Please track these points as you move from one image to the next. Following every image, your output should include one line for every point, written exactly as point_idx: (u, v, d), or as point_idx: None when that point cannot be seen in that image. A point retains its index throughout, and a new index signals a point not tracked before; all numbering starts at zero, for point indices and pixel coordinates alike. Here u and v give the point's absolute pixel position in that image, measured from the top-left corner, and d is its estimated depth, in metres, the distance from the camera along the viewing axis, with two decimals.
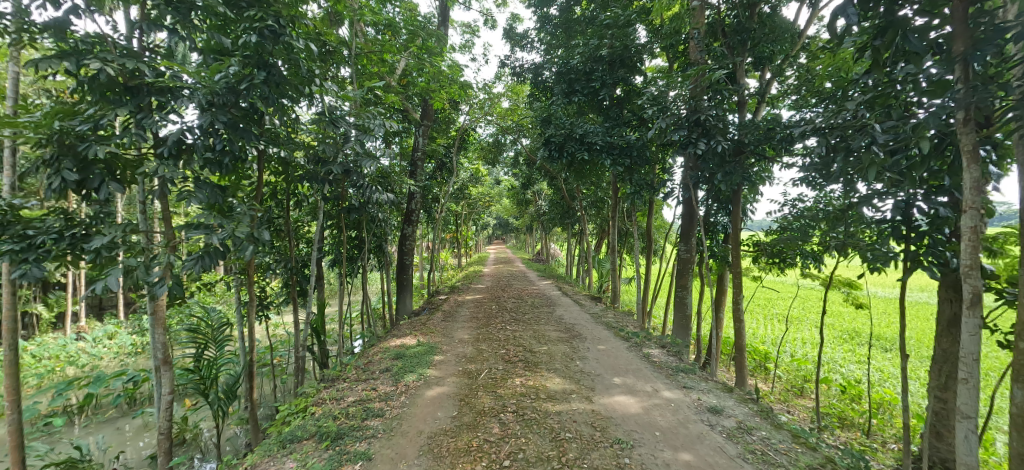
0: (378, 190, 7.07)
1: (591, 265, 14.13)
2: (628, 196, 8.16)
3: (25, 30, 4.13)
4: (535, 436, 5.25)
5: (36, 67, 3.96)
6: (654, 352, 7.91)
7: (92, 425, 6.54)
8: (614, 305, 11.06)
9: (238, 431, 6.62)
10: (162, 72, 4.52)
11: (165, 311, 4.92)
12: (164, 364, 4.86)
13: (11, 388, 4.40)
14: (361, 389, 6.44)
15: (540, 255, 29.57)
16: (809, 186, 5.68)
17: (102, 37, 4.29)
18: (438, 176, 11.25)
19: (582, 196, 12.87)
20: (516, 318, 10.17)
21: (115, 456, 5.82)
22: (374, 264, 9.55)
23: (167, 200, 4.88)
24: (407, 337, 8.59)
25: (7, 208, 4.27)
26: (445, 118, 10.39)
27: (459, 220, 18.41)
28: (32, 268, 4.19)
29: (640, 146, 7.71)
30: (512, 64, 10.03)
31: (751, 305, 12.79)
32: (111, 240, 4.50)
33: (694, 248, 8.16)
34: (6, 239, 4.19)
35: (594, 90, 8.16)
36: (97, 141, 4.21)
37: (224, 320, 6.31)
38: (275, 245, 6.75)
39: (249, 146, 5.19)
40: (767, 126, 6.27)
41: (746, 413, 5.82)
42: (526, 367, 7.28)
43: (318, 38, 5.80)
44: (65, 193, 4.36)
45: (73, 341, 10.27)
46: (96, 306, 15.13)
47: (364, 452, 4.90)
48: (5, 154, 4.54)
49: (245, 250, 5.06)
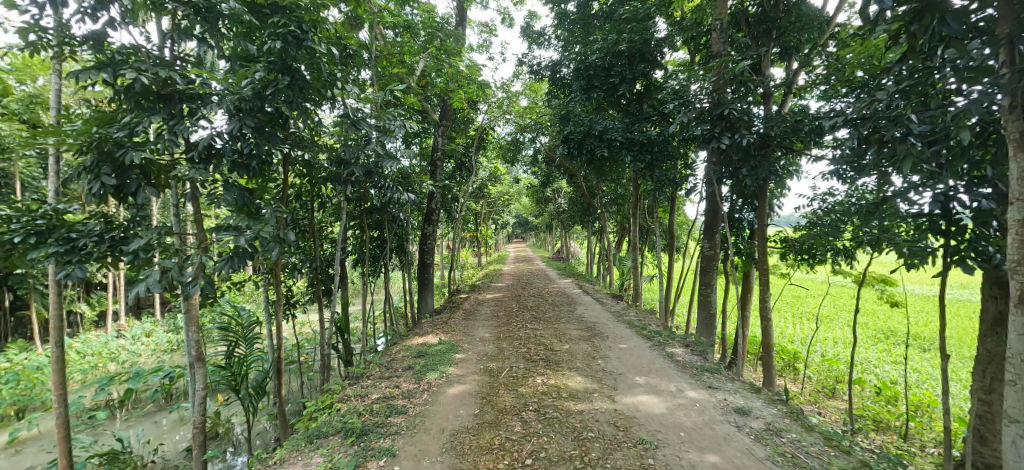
0: (399, 190, 7.15)
1: (612, 263, 13.98)
2: (650, 192, 8.03)
3: (66, 43, 4.34)
4: (558, 435, 5.23)
5: (76, 78, 4.16)
6: (678, 351, 7.77)
7: (132, 418, 6.86)
8: (636, 304, 10.92)
9: (267, 426, 6.83)
10: (193, 79, 4.69)
11: (198, 310, 5.11)
12: (197, 361, 5.06)
13: (58, 384, 4.65)
14: (384, 386, 6.55)
15: (560, 254, 29.43)
16: (840, 180, 5.49)
17: (136, 48, 4.48)
18: (458, 176, 11.31)
19: (602, 193, 12.74)
20: (537, 316, 10.16)
21: (154, 448, 6.09)
22: (396, 263, 9.69)
23: (199, 203, 5.07)
24: (429, 336, 8.68)
25: (53, 212, 4.50)
26: (464, 117, 10.45)
27: (478, 219, 18.48)
28: (76, 268, 4.44)
29: (661, 141, 7.58)
30: (530, 62, 10.00)
31: (779, 304, 12.42)
32: (147, 242, 4.71)
33: (719, 245, 7.97)
34: (51, 242, 4.44)
35: (613, 85, 8.07)
36: (133, 148, 4.41)
37: (254, 319, 6.47)
38: (301, 246, 6.94)
39: (275, 149, 5.35)
40: (794, 118, 6.08)
41: (774, 414, 5.66)
42: (547, 365, 7.26)
43: (339, 42, 5.91)
44: (105, 197, 4.58)
45: (114, 338, 10.78)
46: (133, 305, 15.82)
47: (388, 448, 4.99)
48: (50, 161, 4.79)
49: (272, 250, 5.22)
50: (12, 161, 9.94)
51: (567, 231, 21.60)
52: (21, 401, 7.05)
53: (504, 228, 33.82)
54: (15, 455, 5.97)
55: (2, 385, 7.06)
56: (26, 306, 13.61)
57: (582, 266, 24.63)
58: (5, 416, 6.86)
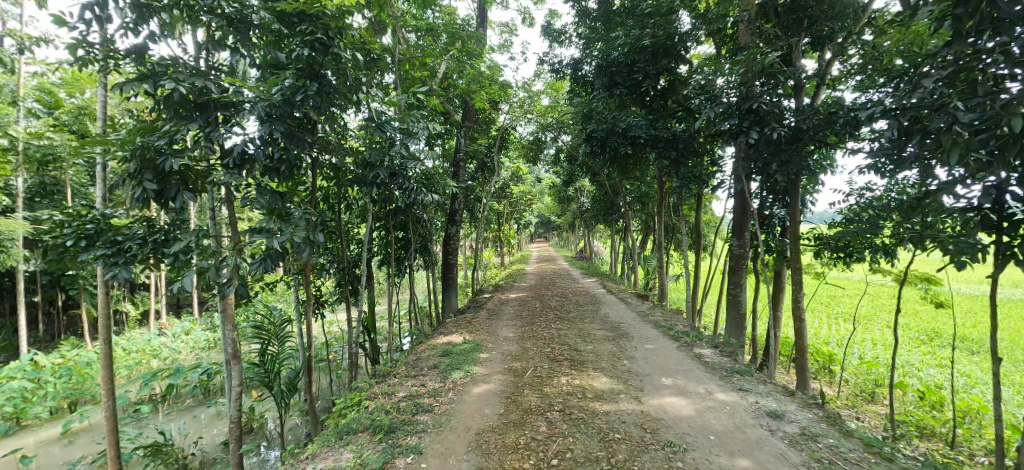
0: (423, 191, 7.24)
1: (637, 262, 13.76)
2: (676, 190, 7.85)
3: (111, 57, 4.58)
4: (583, 436, 5.19)
5: (120, 90, 4.40)
6: (706, 352, 7.58)
7: (173, 412, 7.21)
8: (661, 304, 10.71)
9: (298, 422, 7.05)
10: (227, 88, 4.89)
11: (233, 309, 5.33)
12: (233, 358, 5.27)
13: (107, 379, 4.94)
14: (410, 384, 6.65)
15: (582, 252, 29.12)
16: (878, 174, 5.22)
17: (175, 59, 4.70)
18: (480, 177, 11.37)
19: (625, 191, 12.55)
20: (561, 316, 10.09)
21: (194, 441, 6.39)
22: (421, 263, 9.82)
23: (234, 207, 5.28)
24: (454, 335, 8.78)
25: (101, 217, 4.78)
26: (485, 118, 10.51)
27: (501, 219, 18.52)
28: (122, 270, 4.70)
29: (686, 138, 7.43)
30: (551, 61, 9.94)
31: (813, 304, 11.94)
32: (186, 244, 4.95)
33: (749, 243, 7.73)
34: (100, 245, 4.71)
35: (636, 82, 7.93)
36: (172, 155, 4.63)
37: (286, 318, 6.69)
38: (329, 247, 7.13)
39: (304, 153, 5.51)
40: (828, 110, 5.85)
41: (810, 418, 5.45)
42: (572, 365, 7.21)
43: (363, 47, 6.04)
44: (148, 202, 4.83)
45: (156, 336, 11.35)
46: (173, 304, 16.62)
47: (415, 445, 5.07)
48: (97, 169, 5.08)
49: (303, 252, 5.40)
50: (65, 170, 10.59)
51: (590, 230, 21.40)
52: (73, 395, 7.52)
53: (526, 228, 33.78)
54: (68, 445, 6.38)
55: (56, 379, 7.52)
56: (76, 305, 14.47)
57: (606, 266, 24.32)
58: (60, 408, 7.32)
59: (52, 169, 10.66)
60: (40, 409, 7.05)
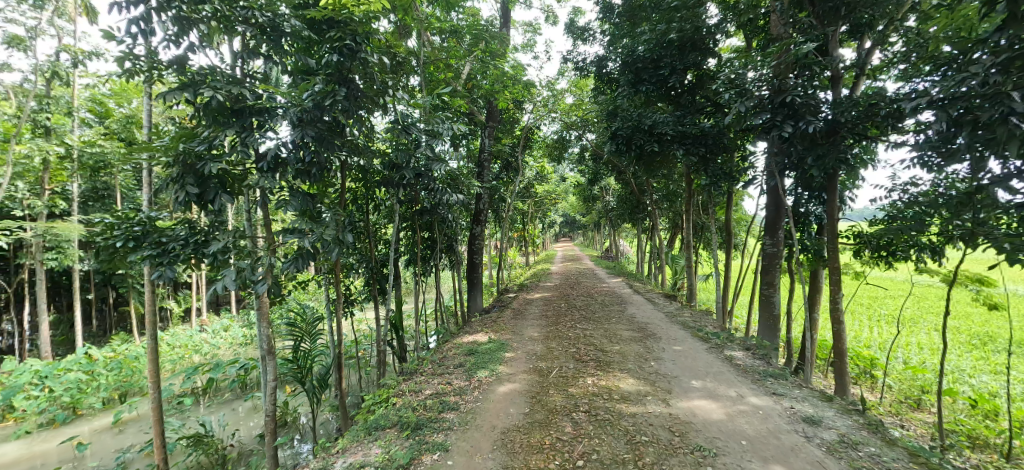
0: (448, 191, 7.31)
1: (665, 262, 13.46)
2: (705, 187, 7.64)
3: (155, 67, 4.85)
4: (610, 438, 5.13)
5: (163, 99, 4.64)
6: (738, 354, 7.35)
7: (213, 405, 7.57)
8: (691, 304, 10.45)
9: (329, 417, 7.27)
10: (260, 95, 5.10)
11: (268, 307, 5.56)
12: (268, 354, 5.50)
13: (153, 372, 5.24)
14: (437, 382, 6.74)
15: (608, 252, 28.71)
16: (924, 169, 4.82)
17: (212, 68, 4.92)
18: (505, 176, 11.39)
19: (652, 189, 12.31)
20: (586, 316, 10.00)
21: (232, 433, 6.69)
22: (446, 263, 9.93)
23: (268, 208, 5.50)
24: (479, 334, 8.83)
25: (147, 220, 5.08)
26: (510, 118, 10.53)
27: (526, 218, 18.51)
28: (167, 270, 5.03)
29: (716, 134, 7.23)
30: (575, 59, 9.84)
31: (854, 305, 11.37)
32: (224, 245, 5.18)
33: (784, 241, 7.43)
34: (146, 245, 5.02)
35: (663, 77, 7.76)
36: (212, 160, 4.87)
37: (317, 316, 6.89)
38: (358, 247, 7.31)
39: (333, 156, 5.68)
40: (868, 102, 5.54)
41: (850, 425, 5.20)
42: (598, 366, 7.13)
43: (389, 51, 6.15)
44: (189, 205, 5.08)
45: (198, 332, 11.94)
46: (213, 302, 17.44)
47: (441, 442, 5.14)
48: (143, 174, 5.39)
49: (332, 252, 5.58)
50: (115, 175, 11.27)
51: (616, 229, 21.08)
52: (124, 386, 8.01)
53: (551, 227, 33.67)
54: (119, 434, 6.80)
55: (107, 372, 8.04)
56: (126, 302, 15.38)
57: (632, 266, 23.96)
58: (112, 399, 7.82)
59: (103, 175, 11.36)
60: (94, 399, 7.54)
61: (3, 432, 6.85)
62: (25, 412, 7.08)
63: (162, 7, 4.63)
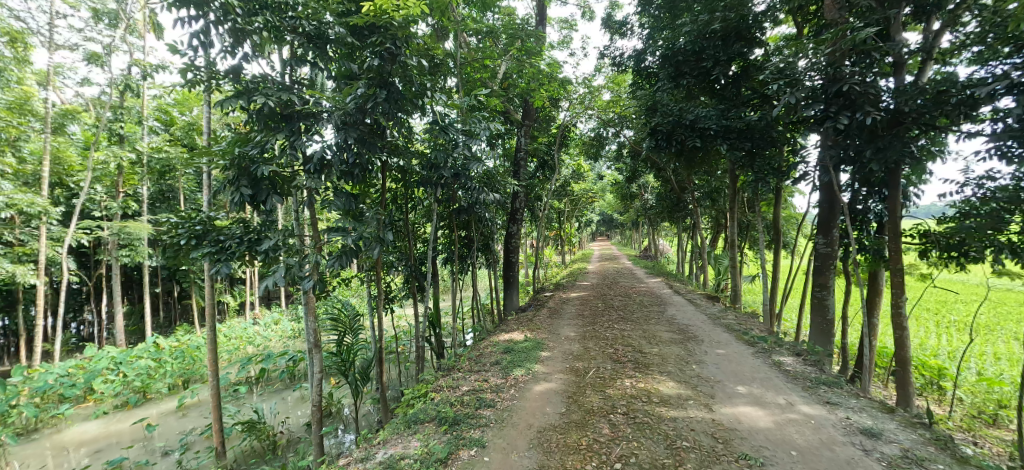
0: (484, 191, 7.37)
1: (708, 262, 12.95)
2: (751, 184, 7.27)
3: (213, 77, 5.21)
4: (649, 441, 5.01)
5: (221, 107, 4.98)
6: (787, 359, 6.96)
7: (265, 394, 8.04)
8: (735, 306, 9.99)
9: (371, 409, 7.54)
10: (307, 100, 5.38)
11: (315, 302, 5.84)
12: (315, 347, 5.78)
13: (212, 361, 5.63)
14: (474, 379, 6.83)
15: (647, 251, 28.01)
16: (1001, 160, 4.39)
17: (264, 77, 5.24)
18: (541, 175, 11.34)
19: (694, 186, 11.88)
20: (625, 316, 9.81)
21: (282, 421, 7.08)
22: (483, 262, 10.02)
23: (314, 208, 5.78)
24: (515, 333, 8.88)
25: (207, 219, 5.48)
26: (546, 116, 10.49)
27: (562, 217, 18.37)
28: (223, 266, 5.38)
29: (763, 127, 6.87)
30: (612, 54, 9.64)
31: (920, 310, 10.49)
32: (275, 243, 5.48)
33: (839, 241, 6.95)
34: (206, 243, 5.40)
35: (705, 70, 7.48)
36: (264, 163, 5.16)
37: (358, 312, 7.13)
38: (397, 245, 7.53)
39: (374, 157, 5.87)
40: (936, 89, 5.07)
41: (914, 439, 4.81)
42: (637, 368, 6.98)
43: (427, 53, 6.26)
44: (245, 206, 5.41)
45: (252, 325, 12.72)
46: (264, 297, 18.52)
47: (478, 439, 5.20)
48: (204, 178, 5.81)
49: (373, 250, 5.78)
50: (178, 179, 12.17)
51: (656, 227, 20.53)
52: (186, 374, 8.67)
53: (589, 226, 33.26)
54: (183, 417, 7.37)
55: (173, 360, 8.76)
56: (188, 296, 16.60)
57: (672, 266, 23.28)
58: (176, 385, 8.48)
59: (169, 178, 12.30)
60: (161, 384, 8.23)
61: (85, 411, 7.60)
62: (103, 394, 7.81)
63: (220, 20, 4.97)
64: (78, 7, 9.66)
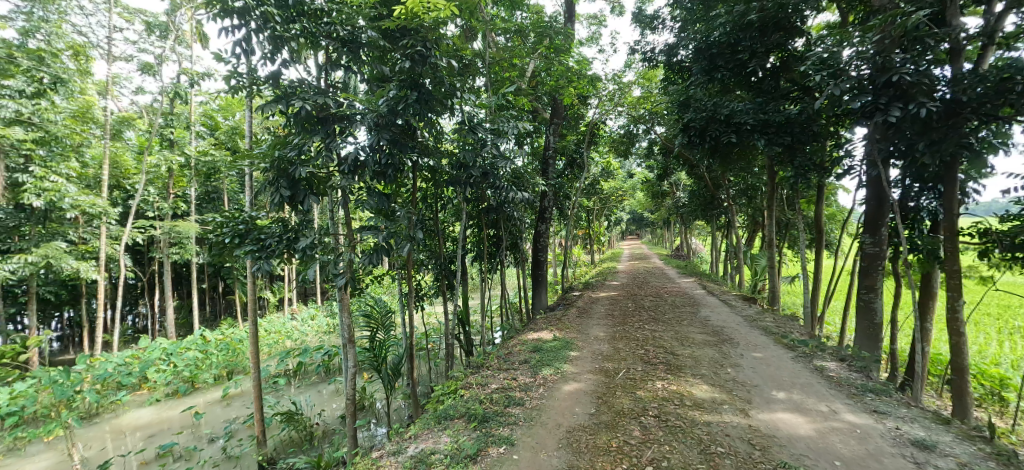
0: (513, 189, 7.38)
1: (744, 262, 12.49)
2: (791, 181, 6.94)
3: (254, 83, 5.46)
4: (682, 445, 4.89)
5: (262, 111, 5.21)
6: (830, 365, 6.62)
7: (303, 387, 8.37)
8: (774, 308, 9.59)
9: (402, 404, 7.70)
10: (342, 103, 5.58)
11: (349, 299, 6.02)
12: (349, 342, 5.97)
13: (253, 354, 5.91)
14: (503, 377, 6.86)
15: (679, 251, 27.31)
16: None
17: (301, 82, 5.46)
18: (569, 173, 11.25)
19: (730, 183, 11.46)
20: (656, 317, 9.59)
21: (319, 413, 7.34)
22: (511, 260, 10.03)
23: (348, 208, 5.96)
24: (544, 332, 8.86)
25: (249, 219, 5.75)
26: (574, 114, 10.38)
27: (591, 216, 18.16)
28: (263, 263, 5.63)
29: (805, 121, 6.56)
30: (643, 49, 9.42)
31: (981, 314, 9.76)
32: (311, 241, 5.68)
33: (887, 240, 6.55)
34: (248, 241, 5.66)
35: (742, 63, 7.20)
36: (302, 164, 5.34)
37: (390, 309, 7.30)
38: (428, 244, 7.65)
39: (406, 158, 5.99)
40: (1000, 76, 4.69)
41: (972, 453, 4.48)
42: (669, 370, 6.81)
43: (456, 54, 6.33)
44: (283, 206, 5.62)
45: (290, 320, 13.25)
46: (302, 293, 19.30)
47: (507, 437, 5.23)
48: (245, 179, 6.10)
49: (404, 248, 5.90)
50: (223, 181, 12.83)
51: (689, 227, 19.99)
52: (230, 366, 9.16)
53: (619, 225, 32.77)
54: (227, 406, 7.78)
55: (217, 352, 9.21)
56: (232, 292, 17.48)
57: (705, 266, 22.64)
58: (221, 376, 8.96)
59: (214, 180, 12.97)
60: (207, 376, 8.77)
61: (140, 398, 8.19)
62: (156, 383, 8.33)
63: (260, 29, 5.19)
64: (133, 21, 10.33)
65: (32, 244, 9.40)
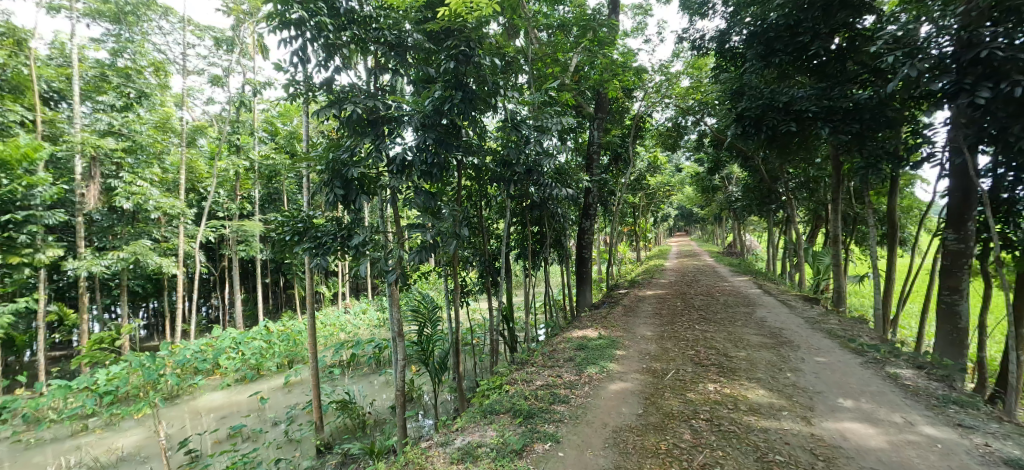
0: (557, 186, 7.33)
1: (806, 260, 11.67)
2: (860, 172, 6.36)
3: (310, 90, 5.78)
4: (736, 452, 4.66)
5: (318, 116, 5.50)
6: (905, 372, 6.04)
7: (356, 377, 8.80)
8: (839, 309, 8.90)
9: (449, 397, 7.89)
10: (390, 106, 5.78)
11: (398, 294, 6.24)
12: (398, 336, 6.19)
13: (310, 345, 6.27)
14: (548, 374, 6.84)
15: (732, 247, 26.03)
16: None
17: (352, 88, 5.72)
18: (614, 168, 11.02)
19: (790, 175, 10.73)
20: (707, 317, 9.18)
21: (371, 402, 7.69)
22: (555, 258, 9.97)
23: (396, 207, 6.16)
24: (589, 329, 8.74)
25: (307, 218, 6.11)
26: (619, 108, 10.13)
27: (637, 212, 17.67)
28: (321, 259, 5.95)
29: (877, 106, 6.00)
30: (691, 37, 9.01)
31: None
32: (364, 239, 5.94)
33: (976, 236, 5.85)
34: (306, 238, 6.02)
35: (803, 46, 6.71)
36: (354, 165, 5.59)
37: (437, 304, 7.47)
38: (473, 241, 7.76)
39: (451, 156, 6.08)
40: None
41: None
42: (721, 372, 6.50)
43: (500, 52, 6.40)
44: (338, 205, 5.90)
45: (344, 314, 13.97)
46: (355, 289, 20.32)
47: (553, 434, 5.22)
48: (302, 181, 6.48)
49: (450, 245, 6.03)
50: (284, 183, 13.70)
51: (744, 223, 18.96)
52: (291, 354, 9.80)
53: (667, 221, 31.71)
54: (288, 393, 8.35)
55: (280, 342, 9.89)
56: (292, 286, 18.66)
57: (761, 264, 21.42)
58: (284, 364, 9.60)
59: (275, 182, 13.87)
60: (271, 363, 9.42)
61: (213, 382, 8.95)
62: (227, 369, 9.08)
63: (315, 38, 5.44)
64: (204, 37, 11.26)
65: (123, 242, 10.50)
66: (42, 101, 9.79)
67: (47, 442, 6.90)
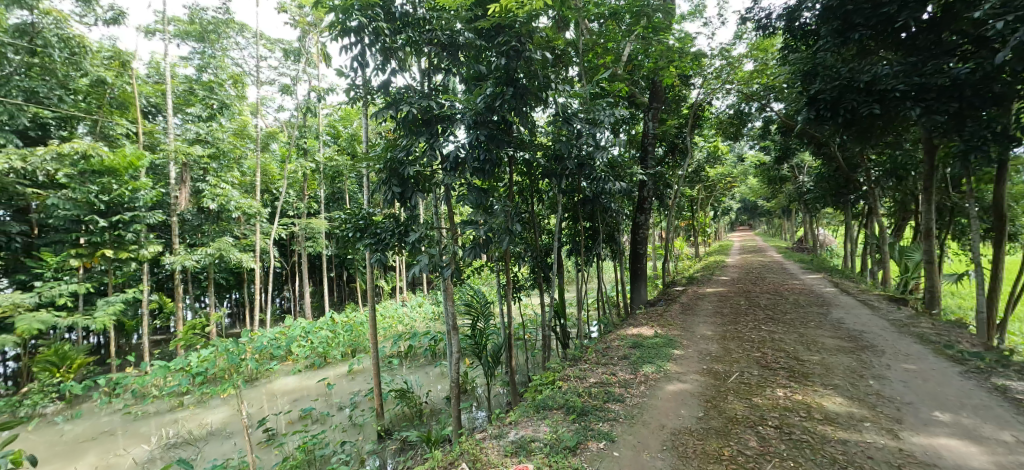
0: (610, 180, 7.16)
1: (895, 256, 10.49)
2: (959, 157, 5.60)
3: (367, 93, 6.06)
4: (810, 463, 4.32)
5: (376, 117, 5.74)
6: (1017, 385, 5.27)
7: (413, 368, 9.17)
8: (933, 311, 7.93)
9: (501, 391, 7.98)
10: (444, 105, 5.86)
11: (453, 289, 6.39)
12: (453, 329, 6.34)
13: (371, 336, 6.59)
14: (601, 372, 6.71)
15: (803, 241, 24.05)
16: None
17: (407, 89, 5.92)
18: (670, 160, 10.55)
19: (875, 161, 9.69)
20: (774, 317, 8.54)
21: (427, 392, 7.99)
22: (608, 254, 9.74)
23: (449, 203, 6.31)
24: (644, 327, 8.46)
25: (366, 215, 6.42)
26: (675, 97, 9.64)
27: (695, 205, 16.80)
28: (380, 255, 6.22)
29: (982, 80, 5.25)
30: (756, 16, 8.34)
31: None
32: (419, 235, 6.15)
33: None
34: (366, 235, 6.34)
35: (889, 17, 6.00)
36: (410, 164, 5.81)
37: (489, 299, 7.57)
38: (524, 237, 7.75)
39: (502, 152, 6.11)
40: None
41: None
42: (791, 376, 6.03)
43: (549, 45, 6.33)
44: (394, 203, 6.15)
45: (402, 307, 14.58)
46: (411, 283, 21.17)
47: (607, 432, 5.12)
48: (363, 180, 6.80)
49: (502, 240, 6.10)
50: (346, 182, 14.52)
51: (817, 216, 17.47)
52: (353, 344, 10.39)
53: (728, 214, 29.97)
54: (352, 380, 8.90)
55: (345, 333, 10.52)
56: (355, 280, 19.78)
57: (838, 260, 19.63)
58: (348, 353, 10.20)
59: (338, 182, 14.74)
60: (337, 352, 10.04)
61: (286, 368, 9.73)
62: (298, 356, 9.81)
63: (372, 43, 5.70)
64: (275, 49, 12.15)
65: (210, 239, 11.68)
66: (143, 114, 11.09)
67: (151, 414, 7.89)
